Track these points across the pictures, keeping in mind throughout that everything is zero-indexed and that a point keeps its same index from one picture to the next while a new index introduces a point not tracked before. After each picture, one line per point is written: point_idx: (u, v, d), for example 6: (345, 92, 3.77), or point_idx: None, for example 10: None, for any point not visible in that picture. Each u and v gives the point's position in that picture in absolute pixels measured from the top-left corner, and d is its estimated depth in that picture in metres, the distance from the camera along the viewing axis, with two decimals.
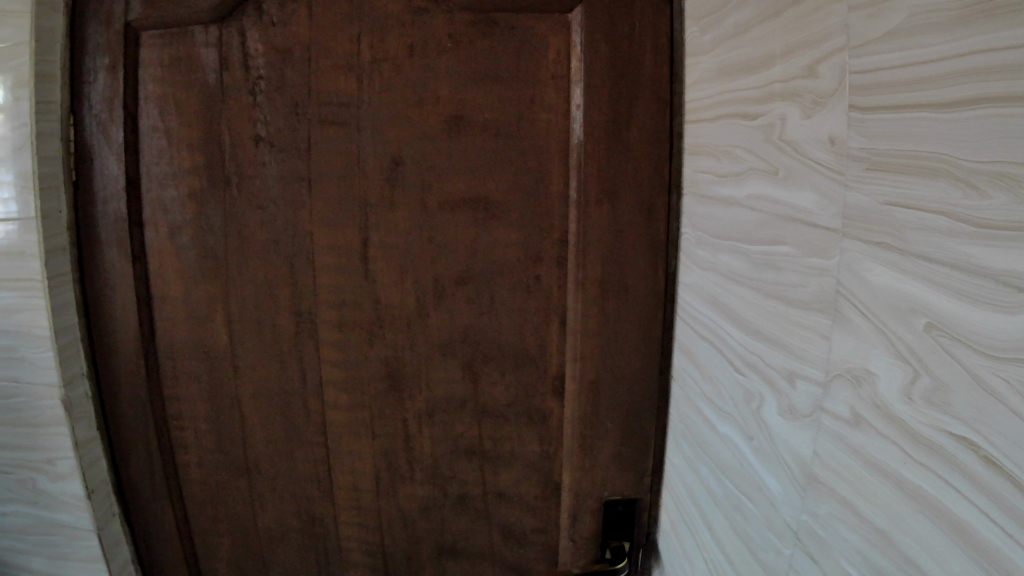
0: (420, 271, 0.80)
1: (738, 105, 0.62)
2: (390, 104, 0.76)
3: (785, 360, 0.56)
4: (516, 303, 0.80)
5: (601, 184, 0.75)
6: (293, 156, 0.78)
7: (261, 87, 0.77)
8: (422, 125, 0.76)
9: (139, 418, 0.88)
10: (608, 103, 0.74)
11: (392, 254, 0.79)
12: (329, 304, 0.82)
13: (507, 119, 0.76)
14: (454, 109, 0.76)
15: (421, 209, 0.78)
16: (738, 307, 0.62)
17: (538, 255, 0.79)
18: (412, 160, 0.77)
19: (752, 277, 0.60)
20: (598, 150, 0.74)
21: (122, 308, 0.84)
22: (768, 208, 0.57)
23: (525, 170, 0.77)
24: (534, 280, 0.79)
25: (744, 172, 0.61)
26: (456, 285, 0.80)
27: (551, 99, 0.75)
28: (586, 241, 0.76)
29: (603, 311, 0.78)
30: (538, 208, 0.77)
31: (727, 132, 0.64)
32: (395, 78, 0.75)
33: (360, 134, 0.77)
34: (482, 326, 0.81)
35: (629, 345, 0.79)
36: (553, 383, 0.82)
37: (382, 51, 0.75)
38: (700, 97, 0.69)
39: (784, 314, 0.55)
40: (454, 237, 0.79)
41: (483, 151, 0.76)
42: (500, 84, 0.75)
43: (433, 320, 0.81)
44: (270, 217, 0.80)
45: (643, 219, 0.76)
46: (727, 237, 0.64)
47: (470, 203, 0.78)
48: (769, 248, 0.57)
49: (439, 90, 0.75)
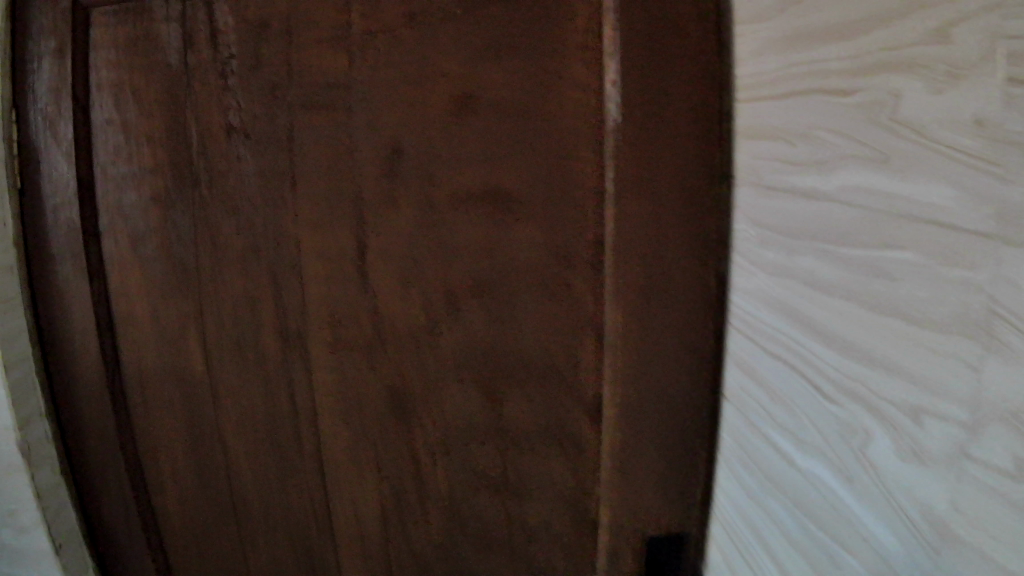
0: (430, 281, 0.68)
1: (816, 79, 0.50)
2: (387, 87, 0.64)
3: (905, 391, 0.45)
4: (543, 316, 0.69)
5: (643, 179, 0.63)
6: (273, 152, 0.66)
7: (233, 68, 0.65)
8: (427, 111, 0.64)
9: (110, 459, 0.76)
10: (647, 80, 0.61)
11: (394, 263, 0.68)
12: (322, 323, 0.70)
13: (529, 101, 0.64)
14: (463, 90, 0.64)
15: (428, 210, 0.66)
16: (829, 322, 0.51)
17: (567, 259, 0.67)
18: (415, 151, 0.65)
19: (852, 286, 0.48)
20: (642, 140, 0.62)
21: (81, 333, 0.73)
22: (878, 205, 0.45)
23: (549, 161, 0.65)
24: (563, 288, 0.68)
25: (834, 162, 0.49)
26: (471, 296, 0.68)
27: (579, 74, 0.63)
28: (624, 245, 0.65)
29: (644, 323, 0.66)
30: (568, 205, 0.66)
31: (800, 111, 0.52)
32: (393, 53, 0.64)
33: (353, 124, 0.65)
34: (502, 342, 0.69)
35: (672, 365, 0.67)
36: (587, 405, 0.71)
37: (376, 23, 0.63)
38: (755, 70, 0.57)
39: (903, 334, 0.44)
40: (469, 241, 0.67)
41: (499, 140, 0.65)
42: (516, 58, 0.63)
43: (445, 338, 0.69)
44: (250, 221, 0.68)
45: (686, 214, 0.63)
46: (808, 240, 0.53)
47: (484, 201, 0.66)
48: (879, 254, 0.46)
49: (447, 66, 0.64)
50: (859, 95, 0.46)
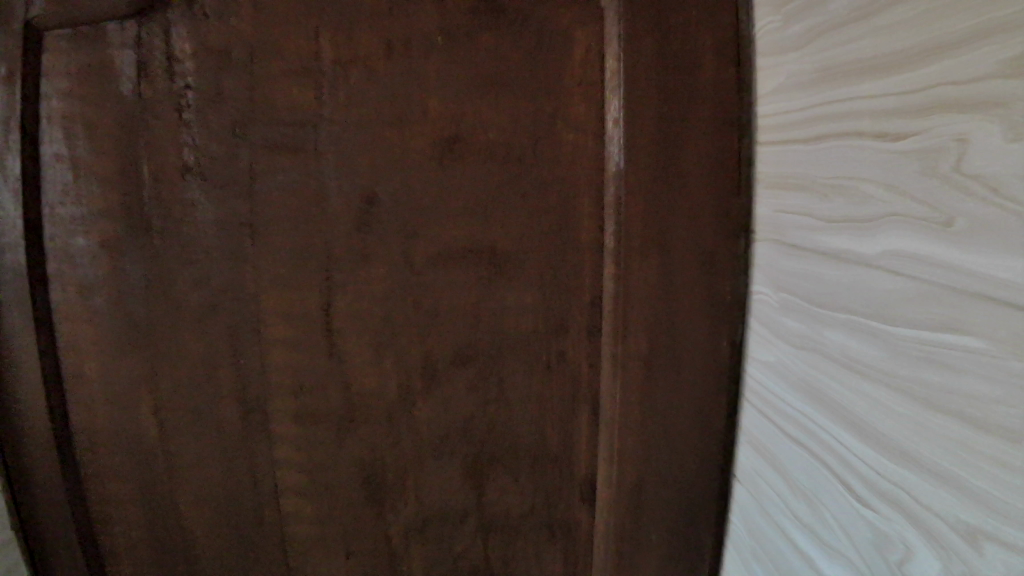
0: (409, 347, 0.59)
1: (853, 123, 0.42)
2: (363, 125, 0.56)
3: (956, 507, 0.36)
4: (534, 389, 0.60)
5: (651, 233, 0.55)
6: (237, 194, 0.58)
7: (190, 100, 0.58)
8: (405, 153, 0.56)
9: (60, 528, 0.68)
10: (655, 122, 0.54)
11: (368, 325, 0.59)
12: (283, 390, 0.62)
13: (520, 142, 0.56)
14: (445, 130, 0.56)
15: (405, 266, 0.58)
16: (865, 411, 0.43)
17: (563, 324, 0.58)
18: (392, 198, 0.57)
19: (892, 369, 0.40)
20: (653, 188, 0.54)
21: (27, 389, 0.64)
22: (930, 277, 0.37)
23: (541, 212, 0.57)
24: (557, 358, 0.59)
25: (880, 223, 0.40)
26: (454, 365, 0.59)
27: (579, 114, 0.55)
28: (630, 310, 0.56)
29: (647, 397, 0.57)
30: (563, 263, 0.57)
31: (834, 158, 0.44)
32: (369, 86, 0.56)
33: (325, 166, 0.57)
34: (488, 417, 0.60)
35: (680, 448, 0.58)
36: (582, 489, 0.62)
37: (351, 53, 0.55)
38: (777, 110, 0.50)
39: (956, 437, 0.36)
40: (451, 303, 0.58)
41: (485, 188, 0.57)
42: (505, 93, 0.55)
43: (422, 414, 0.61)
44: (207, 273, 0.60)
45: (700, 273, 0.55)
46: (840, 312, 0.44)
47: (469, 256, 0.58)
48: (926, 333, 0.38)
49: (429, 102, 0.56)
50: (909, 144, 0.38)
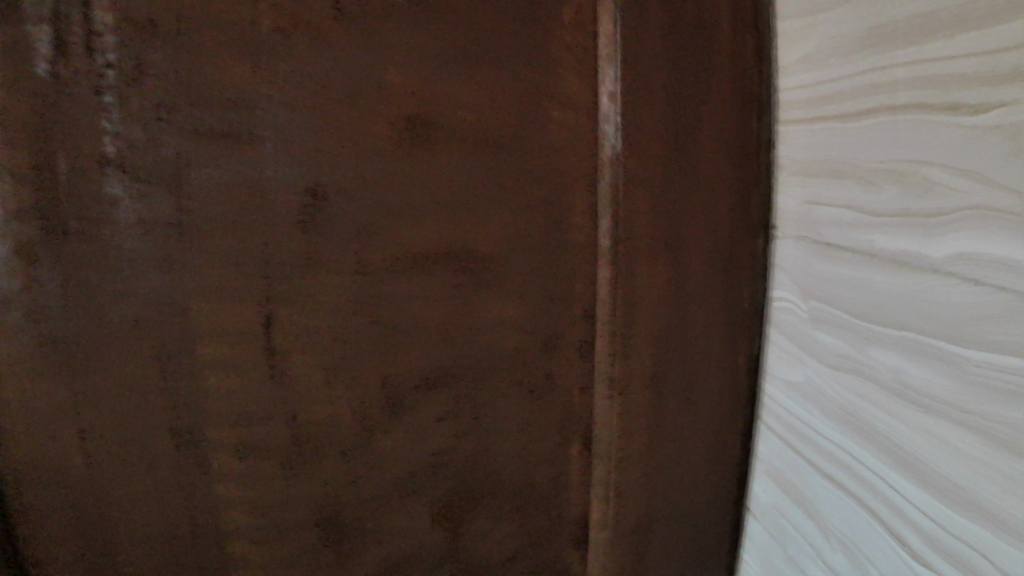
0: (366, 380, 0.46)
1: (889, 95, 0.36)
2: (293, 91, 0.42)
3: (999, 543, 0.32)
4: (522, 421, 0.49)
5: (656, 227, 0.47)
6: (128, 163, 0.40)
7: (44, 35, 0.38)
8: (353, 133, 0.43)
9: None
10: (665, 98, 0.46)
11: (316, 354, 0.45)
12: (227, 450, 0.45)
13: (498, 121, 0.45)
14: (405, 107, 0.43)
15: (361, 278, 0.44)
16: (893, 430, 0.38)
17: (552, 341, 0.48)
18: (345, 194, 0.43)
19: (960, 404, 0.33)
20: (654, 176, 0.46)
21: None
22: (957, 283, 0.33)
23: (527, 208, 0.46)
24: (546, 381, 0.49)
25: (924, 217, 0.34)
26: (422, 399, 0.47)
27: (571, 86, 0.45)
28: (632, 321, 0.47)
29: (661, 418, 0.50)
30: (550, 267, 0.47)
31: (879, 136, 0.37)
32: (314, 54, 0.42)
33: (242, 141, 0.42)
34: (470, 459, 0.49)
35: (696, 466, 0.52)
36: (577, 528, 0.52)
37: (287, 8, 0.41)
38: (813, 82, 0.42)
39: (993, 464, 0.32)
40: (420, 323, 0.46)
41: (460, 181, 0.45)
42: (480, 63, 0.44)
43: (387, 461, 0.47)
44: (70, 290, 0.41)
45: (719, 274, 0.49)
46: (862, 318, 0.40)
47: (443, 265, 0.45)
48: (1007, 365, 0.31)
49: (388, 74, 0.43)
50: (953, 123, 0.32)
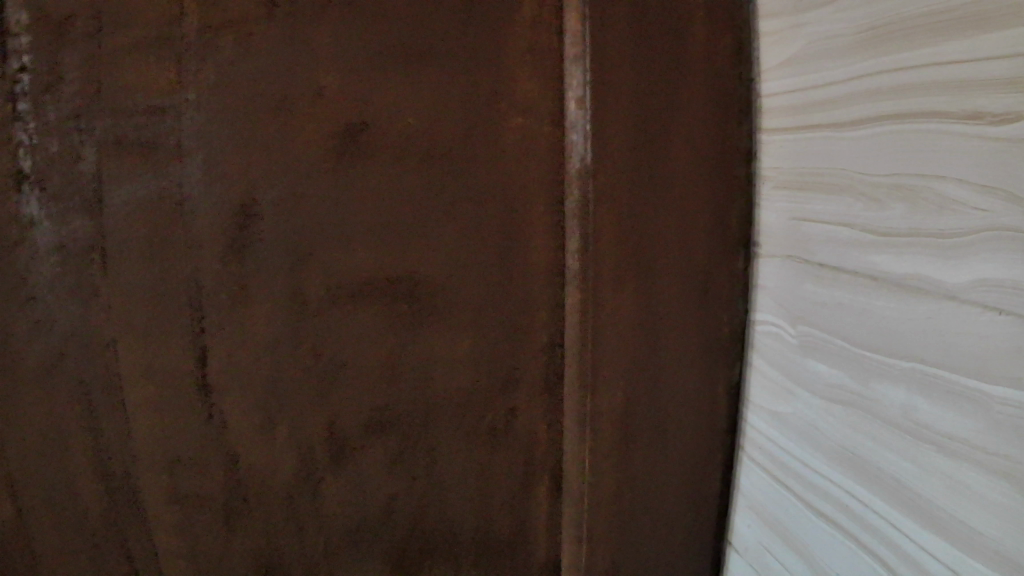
0: (307, 417, 0.42)
1: (893, 102, 0.33)
2: (222, 101, 0.38)
3: None
4: (478, 462, 0.44)
5: (627, 245, 0.42)
6: (59, 193, 0.38)
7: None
8: (281, 144, 0.39)
9: None
10: (633, 99, 0.41)
11: (250, 387, 0.41)
12: (154, 474, 0.42)
13: (447, 134, 0.40)
14: (343, 114, 0.39)
15: (297, 304, 0.40)
16: (893, 468, 0.35)
17: (511, 373, 0.44)
18: (275, 211, 0.39)
19: (984, 446, 0.30)
20: (630, 190, 0.41)
21: None
22: (963, 309, 0.31)
23: (480, 226, 0.41)
24: (506, 416, 0.44)
25: (933, 237, 0.32)
26: (367, 437, 0.43)
27: (529, 92, 0.41)
28: (602, 350, 0.43)
29: (632, 459, 0.44)
30: (507, 295, 0.43)
31: (884, 146, 0.34)
32: (241, 54, 0.38)
33: (166, 157, 0.38)
34: (417, 503, 0.44)
35: (671, 510, 0.46)
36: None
37: (223, 13, 0.38)
38: (800, 86, 0.39)
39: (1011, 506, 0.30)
40: (362, 354, 0.42)
41: (406, 196, 0.40)
42: (425, 69, 0.40)
43: (332, 504, 0.43)
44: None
45: (694, 299, 0.44)
46: (852, 342, 0.37)
47: (383, 290, 0.41)
48: None
49: (320, 79, 0.39)
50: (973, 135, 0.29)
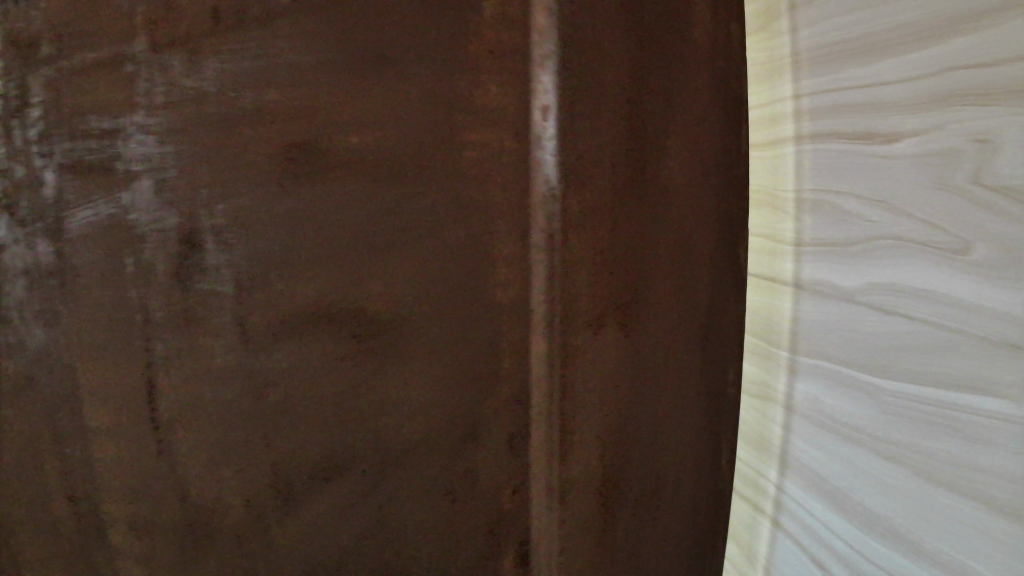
0: (253, 461, 0.38)
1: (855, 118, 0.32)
2: (177, 113, 0.36)
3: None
4: (436, 517, 0.40)
5: (605, 260, 0.40)
6: (29, 218, 0.36)
7: None
8: (226, 166, 0.36)
9: None
10: (617, 120, 0.39)
11: (204, 424, 0.38)
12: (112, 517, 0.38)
13: (401, 155, 0.37)
14: (293, 132, 0.36)
15: (246, 339, 0.37)
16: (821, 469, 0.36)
17: (484, 413, 0.40)
18: (225, 235, 0.36)
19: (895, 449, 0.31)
20: (599, 202, 0.39)
21: None
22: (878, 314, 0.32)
23: (444, 255, 0.38)
24: (471, 464, 0.40)
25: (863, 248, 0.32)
26: (318, 485, 0.39)
27: (485, 105, 0.38)
28: (573, 367, 0.40)
29: (617, 500, 0.42)
30: (477, 331, 0.39)
31: (832, 163, 0.34)
32: (186, 71, 0.36)
33: (117, 176, 0.36)
34: (375, 560, 0.40)
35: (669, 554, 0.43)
36: None
37: (166, 30, 0.35)
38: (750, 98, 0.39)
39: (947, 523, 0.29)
40: (314, 393, 0.38)
41: (365, 222, 0.37)
42: (374, 84, 0.37)
43: (280, 558, 0.39)
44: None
45: (683, 330, 0.41)
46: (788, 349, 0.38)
47: (347, 326, 0.38)
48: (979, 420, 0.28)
49: (266, 97, 0.36)
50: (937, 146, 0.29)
